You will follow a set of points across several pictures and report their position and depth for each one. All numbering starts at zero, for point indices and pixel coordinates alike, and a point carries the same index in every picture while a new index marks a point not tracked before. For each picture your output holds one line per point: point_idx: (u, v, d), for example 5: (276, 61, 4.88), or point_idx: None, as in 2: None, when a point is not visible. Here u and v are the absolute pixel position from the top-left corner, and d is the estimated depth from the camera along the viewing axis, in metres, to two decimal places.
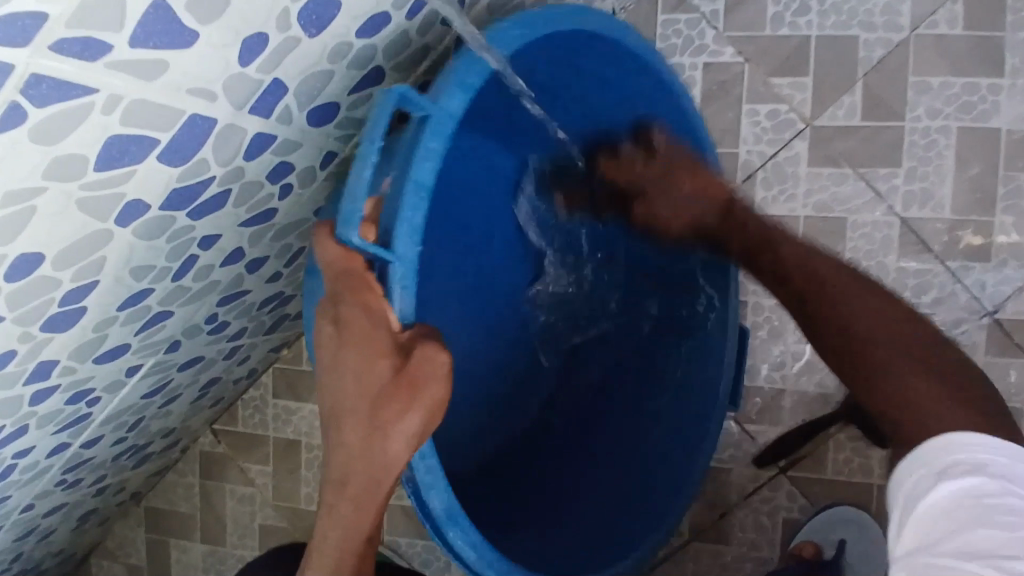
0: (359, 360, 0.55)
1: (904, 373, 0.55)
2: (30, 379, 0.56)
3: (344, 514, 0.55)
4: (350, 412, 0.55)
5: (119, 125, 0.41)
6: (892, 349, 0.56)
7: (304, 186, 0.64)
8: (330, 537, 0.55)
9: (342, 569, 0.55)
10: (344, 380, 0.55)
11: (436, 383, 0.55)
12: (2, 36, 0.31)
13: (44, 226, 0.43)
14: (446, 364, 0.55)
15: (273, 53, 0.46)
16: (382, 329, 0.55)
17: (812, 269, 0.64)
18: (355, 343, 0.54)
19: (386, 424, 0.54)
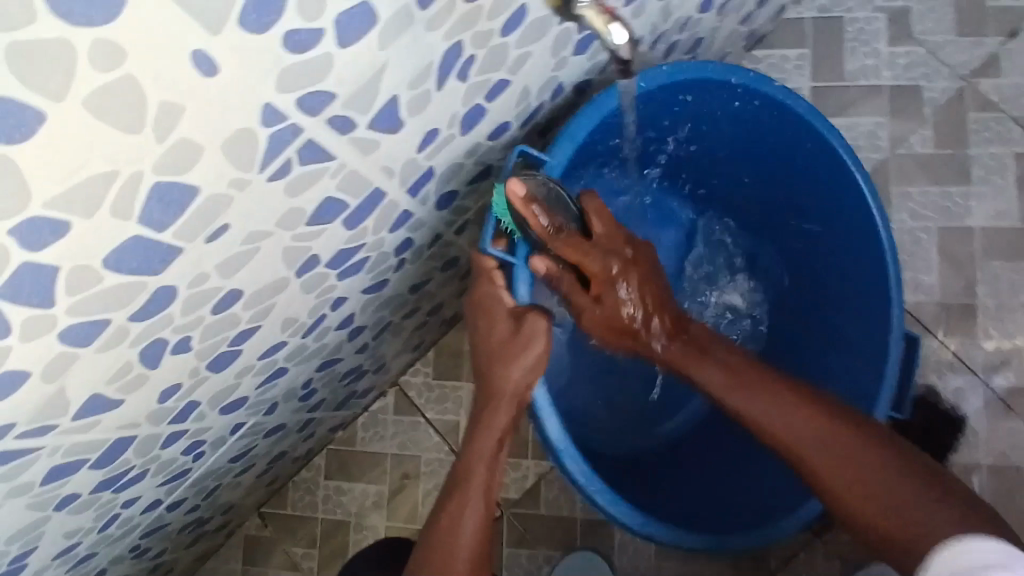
0: (484, 320, 0.72)
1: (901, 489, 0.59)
2: (173, 420, 0.61)
3: (481, 439, 0.70)
4: (482, 354, 0.72)
5: (334, 188, 0.51)
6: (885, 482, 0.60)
7: (413, 261, 0.73)
8: (479, 442, 0.70)
9: (480, 461, 0.69)
10: (477, 334, 0.73)
11: (539, 334, 0.70)
12: (306, 105, 0.42)
13: (254, 267, 0.51)
14: (546, 325, 0.70)
15: (439, 144, 0.58)
16: (499, 303, 0.71)
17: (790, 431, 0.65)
18: (482, 310, 0.72)
19: (505, 362, 0.70)
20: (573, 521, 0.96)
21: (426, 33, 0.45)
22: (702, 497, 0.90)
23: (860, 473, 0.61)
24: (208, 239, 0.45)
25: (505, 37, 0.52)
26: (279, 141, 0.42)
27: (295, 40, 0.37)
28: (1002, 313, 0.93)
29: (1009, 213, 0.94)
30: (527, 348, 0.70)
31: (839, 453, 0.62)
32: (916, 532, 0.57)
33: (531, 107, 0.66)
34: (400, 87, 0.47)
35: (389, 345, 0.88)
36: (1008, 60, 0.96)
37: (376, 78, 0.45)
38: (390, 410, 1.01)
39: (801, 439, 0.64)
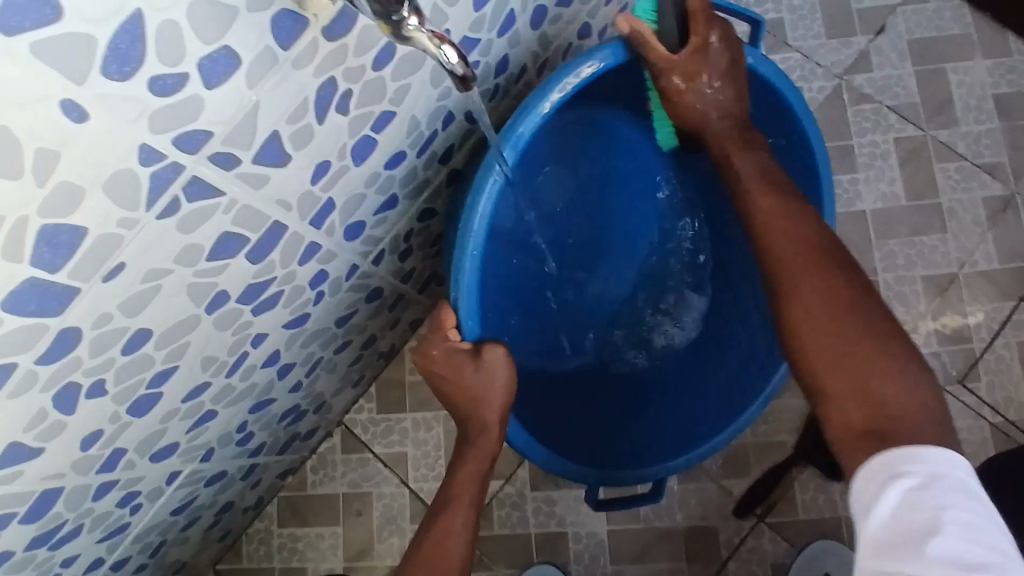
0: (458, 363, 0.73)
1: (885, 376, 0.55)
2: (101, 469, 0.62)
3: (467, 465, 0.74)
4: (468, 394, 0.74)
5: (229, 224, 0.54)
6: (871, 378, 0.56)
7: (332, 294, 0.76)
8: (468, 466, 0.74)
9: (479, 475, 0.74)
10: (456, 377, 0.73)
11: (504, 362, 0.72)
12: (183, 143, 0.45)
13: (160, 305, 0.54)
14: (503, 352, 0.73)
15: (332, 176, 0.61)
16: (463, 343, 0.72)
17: (806, 238, 0.66)
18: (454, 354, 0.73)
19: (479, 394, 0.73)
20: (528, 537, 0.97)
21: (294, 71, 0.49)
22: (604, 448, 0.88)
23: (849, 336, 0.58)
24: (105, 279, 0.47)
25: (378, 71, 0.57)
26: (161, 180, 0.46)
27: (162, 85, 0.41)
28: (902, 286, 0.99)
29: (895, 193, 1.02)
30: (489, 376, 0.73)
31: (857, 317, 0.59)
32: (896, 421, 0.53)
33: (424, 137, 0.71)
34: (278, 121, 0.51)
35: (325, 382, 0.90)
36: (877, 55, 1.05)
37: (252, 116, 0.48)
38: (337, 450, 1.02)
39: (802, 301, 0.62)
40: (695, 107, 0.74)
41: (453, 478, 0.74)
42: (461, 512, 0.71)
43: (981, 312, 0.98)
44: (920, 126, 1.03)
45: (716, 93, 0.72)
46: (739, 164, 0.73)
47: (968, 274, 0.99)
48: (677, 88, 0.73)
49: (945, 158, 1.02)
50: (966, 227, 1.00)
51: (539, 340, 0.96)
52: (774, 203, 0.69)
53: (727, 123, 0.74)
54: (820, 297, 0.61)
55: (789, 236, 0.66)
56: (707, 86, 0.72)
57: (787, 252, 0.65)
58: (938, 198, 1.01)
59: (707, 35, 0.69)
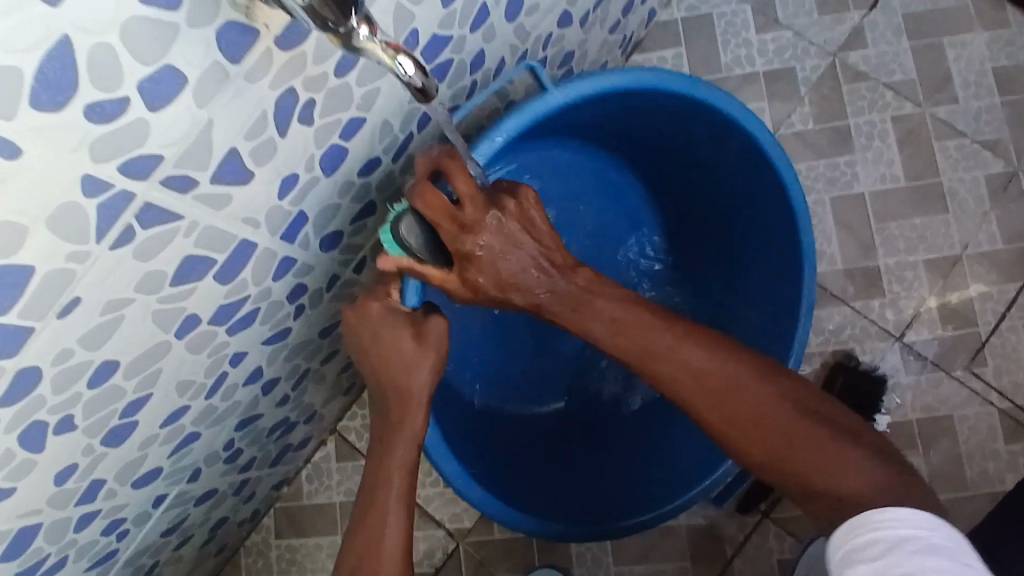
0: (390, 334, 0.72)
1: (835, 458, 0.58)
2: (80, 501, 0.61)
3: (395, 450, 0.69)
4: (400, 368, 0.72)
5: (192, 246, 0.51)
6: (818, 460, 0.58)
7: (313, 306, 0.74)
8: (399, 447, 0.69)
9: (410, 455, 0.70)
10: (390, 350, 0.72)
11: (441, 334, 0.72)
12: (131, 170, 0.43)
13: (125, 334, 0.52)
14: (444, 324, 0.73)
15: (301, 189, 0.59)
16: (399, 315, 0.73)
17: (694, 369, 0.64)
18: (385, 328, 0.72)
19: (413, 363, 0.71)
20: (529, 540, 0.96)
21: (248, 85, 0.46)
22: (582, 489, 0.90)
23: (758, 419, 0.61)
24: (60, 314, 0.45)
25: (342, 78, 0.54)
26: (111, 210, 0.43)
27: (101, 111, 0.39)
28: (904, 271, 0.96)
29: (895, 174, 0.98)
30: (425, 351, 0.72)
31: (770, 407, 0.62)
32: (848, 498, 0.56)
33: (398, 141, 0.68)
34: (236, 138, 0.48)
35: (313, 393, 0.88)
36: (872, 31, 1.01)
37: (206, 135, 0.46)
38: (332, 458, 1.01)
39: (702, 406, 0.64)
40: (504, 276, 0.68)
41: (380, 465, 0.69)
42: (392, 503, 0.66)
43: (986, 295, 0.95)
44: (919, 103, 0.99)
45: (518, 261, 0.68)
46: (562, 315, 0.70)
47: (972, 255, 0.96)
48: (508, 274, 0.68)
49: (945, 136, 0.99)
50: (968, 208, 0.97)
51: (538, 375, 0.98)
52: (607, 324, 0.69)
53: (585, 269, 0.71)
54: (736, 409, 0.63)
55: (668, 363, 0.65)
56: (475, 240, 0.66)
57: (681, 377, 0.65)
58: (939, 178, 0.98)
59: (504, 201, 0.67)
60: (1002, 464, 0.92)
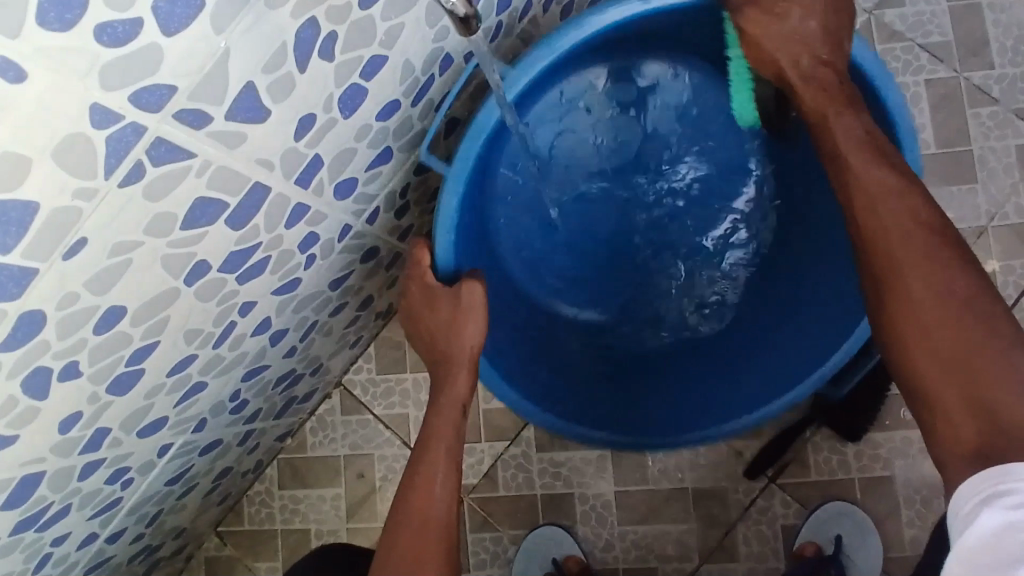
0: (430, 306, 0.73)
1: (1014, 379, 0.52)
2: (85, 449, 0.59)
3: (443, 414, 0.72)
4: (442, 338, 0.73)
5: (204, 188, 0.48)
6: (1003, 379, 0.52)
7: (324, 257, 0.71)
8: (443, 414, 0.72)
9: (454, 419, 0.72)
10: (431, 320, 0.73)
11: (479, 302, 0.72)
12: (143, 101, 0.40)
13: (132, 280, 0.49)
14: (481, 288, 0.72)
15: (318, 131, 0.55)
16: (437, 285, 0.73)
17: (880, 228, 0.61)
18: (426, 299, 0.74)
19: (452, 331, 0.73)
20: (534, 498, 0.95)
21: (268, 12, 0.42)
22: (629, 415, 0.88)
23: (943, 317, 0.56)
24: (65, 257, 0.42)
25: (366, 10, 0.50)
26: (120, 143, 0.40)
27: (112, 33, 0.35)
28: None
29: (924, 141, 0.95)
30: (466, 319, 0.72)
31: (965, 304, 0.55)
32: (1002, 435, 0.51)
33: (419, 84, 0.64)
34: (253, 71, 0.45)
35: (320, 345, 0.86)
36: None
37: (223, 65, 0.42)
38: (336, 411, 1.00)
39: (912, 278, 0.58)
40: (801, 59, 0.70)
41: (429, 427, 0.72)
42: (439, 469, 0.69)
43: (1009, 269, 0.93)
44: (954, 67, 0.96)
45: (786, 45, 0.70)
46: (843, 144, 0.66)
47: (998, 227, 0.94)
48: (828, 97, 0.68)
49: (979, 103, 0.95)
50: (997, 178, 0.94)
51: (595, 293, 0.96)
52: (883, 176, 0.63)
53: (847, 119, 0.67)
54: (926, 281, 0.57)
55: (896, 223, 0.60)
56: (778, 28, 0.70)
57: (883, 227, 0.61)
58: (970, 146, 0.95)
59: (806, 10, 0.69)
60: None
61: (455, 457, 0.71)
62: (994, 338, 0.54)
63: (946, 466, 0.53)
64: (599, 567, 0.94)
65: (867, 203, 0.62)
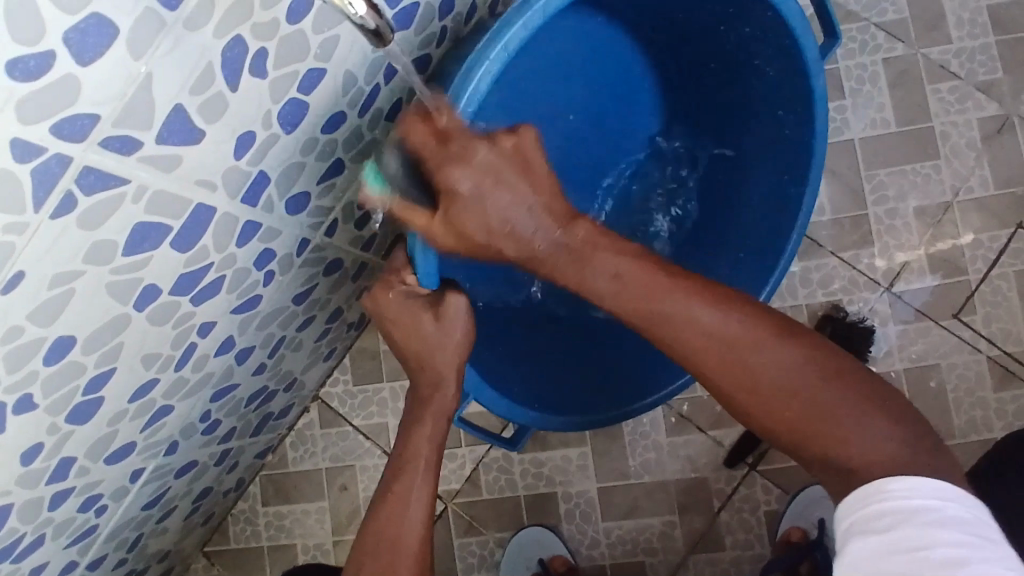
0: (410, 323, 0.70)
1: (857, 418, 0.54)
2: (51, 480, 0.59)
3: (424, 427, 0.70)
4: (426, 353, 0.70)
5: (142, 213, 0.48)
6: (848, 427, 0.54)
7: (284, 273, 0.71)
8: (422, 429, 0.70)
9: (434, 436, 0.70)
10: (412, 337, 0.70)
11: (463, 312, 0.69)
12: (65, 131, 0.39)
13: (78, 310, 0.49)
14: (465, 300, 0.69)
15: (259, 148, 0.55)
16: (416, 301, 0.69)
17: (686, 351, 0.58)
18: (403, 318, 0.70)
19: (434, 345, 0.70)
20: (518, 499, 0.96)
21: (189, 34, 0.42)
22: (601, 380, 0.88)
23: (781, 395, 0.56)
24: (2, 291, 0.42)
25: (296, 25, 0.50)
26: (46, 175, 0.40)
27: (24, 67, 0.35)
28: (893, 219, 0.95)
29: (885, 119, 0.96)
30: (450, 332, 0.69)
31: (790, 384, 0.56)
32: (862, 470, 0.52)
33: (364, 94, 0.64)
34: (181, 94, 0.45)
35: (291, 360, 0.85)
36: None
37: (147, 90, 0.42)
38: (316, 424, 0.99)
39: (722, 383, 0.58)
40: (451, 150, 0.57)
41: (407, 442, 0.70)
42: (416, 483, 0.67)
43: (977, 242, 0.94)
44: (910, 44, 0.96)
45: (505, 196, 0.58)
46: (617, 307, 0.60)
47: (963, 202, 0.94)
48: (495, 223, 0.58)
49: (938, 78, 0.95)
50: (959, 153, 0.95)
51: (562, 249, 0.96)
52: (672, 293, 0.59)
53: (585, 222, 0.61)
54: (751, 377, 0.57)
55: (689, 342, 0.58)
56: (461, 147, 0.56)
57: (693, 345, 0.58)
58: (931, 122, 0.95)
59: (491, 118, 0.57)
60: (991, 413, 0.92)
61: (434, 469, 0.69)
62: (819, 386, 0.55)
63: (832, 488, 0.54)
64: (587, 565, 0.94)
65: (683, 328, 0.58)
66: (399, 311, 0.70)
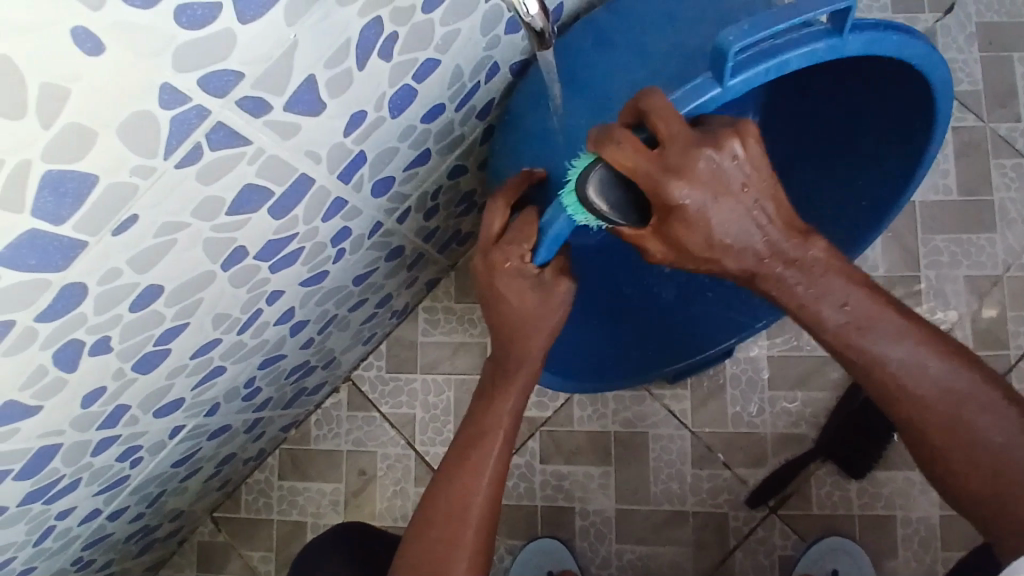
0: (512, 292, 0.64)
1: None
2: (102, 425, 0.59)
3: (505, 401, 0.70)
4: (517, 326, 0.66)
5: (253, 175, 0.49)
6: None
7: (354, 252, 0.71)
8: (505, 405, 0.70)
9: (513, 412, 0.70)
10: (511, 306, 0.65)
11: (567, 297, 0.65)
12: (210, 85, 0.40)
13: (173, 261, 0.49)
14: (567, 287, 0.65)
15: (367, 128, 0.56)
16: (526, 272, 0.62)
17: (900, 410, 0.58)
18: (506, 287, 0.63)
19: (535, 320, 0.65)
20: (534, 509, 0.95)
21: (339, 8, 0.43)
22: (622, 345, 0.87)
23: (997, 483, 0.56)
24: (113, 233, 0.43)
25: (427, 14, 0.51)
26: (183, 124, 0.40)
27: (191, 16, 0.36)
28: (943, 285, 0.95)
29: (948, 187, 0.96)
30: (550, 313, 0.65)
31: (996, 471, 0.55)
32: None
33: (465, 89, 0.65)
34: (315, 65, 0.45)
35: (336, 339, 0.86)
36: (945, 36, 0.98)
37: (289, 56, 0.43)
38: (343, 406, 0.99)
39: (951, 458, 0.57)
40: (716, 240, 0.54)
41: (485, 413, 0.70)
42: (494, 453, 0.68)
43: (1022, 319, 0.94)
44: (982, 116, 0.97)
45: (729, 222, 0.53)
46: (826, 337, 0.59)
47: (1014, 278, 0.95)
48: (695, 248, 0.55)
49: (1003, 152, 0.96)
50: (1017, 230, 0.95)
51: None
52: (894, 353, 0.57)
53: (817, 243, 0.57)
54: (958, 445, 0.56)
55: (914, 404, 0.57)
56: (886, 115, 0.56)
57: (912, 411, 0.58)
58: (993, 196, 0.96)
59: (726, 142, 0.51)
60: None
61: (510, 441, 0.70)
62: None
63: None
64: None
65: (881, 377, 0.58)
66: (506, 287, 0.63)
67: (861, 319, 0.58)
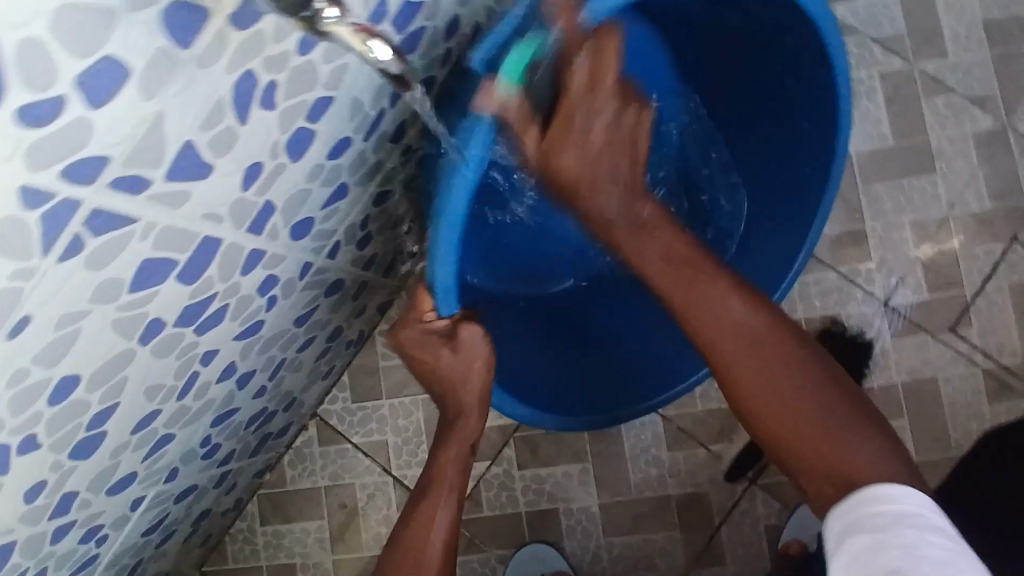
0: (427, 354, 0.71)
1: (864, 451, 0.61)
2: (53, 515, 0.57)
3: (449, 447, 0.72)
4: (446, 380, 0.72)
5: (150, 249, 0.47)
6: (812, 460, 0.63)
7: (287, 296, 0.70)
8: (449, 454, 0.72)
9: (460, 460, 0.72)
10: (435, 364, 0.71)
11: (479, 341, 0.70)
12: (76, 176, 0.38)
13: (84, 349, 0.48)
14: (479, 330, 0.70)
15: (267, 177, 0.54)
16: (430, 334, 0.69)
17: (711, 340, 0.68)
18: (419, 348, 0.71)
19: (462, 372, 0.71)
20: (519, 515, 0.95)
21: (202, 71, 0.42)
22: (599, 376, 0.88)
23: (807, 397, 0.64)
24: (8, 335, 0.41)
25: (306, 56, 0.49)
26: (56, 220, 0.39)
27: (36, 114, 0.34)
28: (890, 233, 0.96)
29: (882, 135, 0.96)
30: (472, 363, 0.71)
31: (796, 398, 0.65)
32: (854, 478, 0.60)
33: (370, 118, 0.63)
34: (191, 130, 0.44)
35: (291, 381, 0.84)
36: None
37: (158, 128, 0.41)
38: (315, 442, 0.99)
39: (743, 375, 0.66)
40: (586, 158, 0.63)
41: (433, 465, 0.72)
42: (443, 503, 0.69)
43: (970, 256, 0.95)
44: (908, 59, 0.96)
45: (608, 196, 0.66)
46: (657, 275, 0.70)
47: (958, 216, 0.95)
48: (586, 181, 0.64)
49: (932, 93, 0.96)
50: (955, 167, 0.96)
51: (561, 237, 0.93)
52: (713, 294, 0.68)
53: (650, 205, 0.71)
54: (774, 372, 0.65)
55: (718, 332, 0.67)
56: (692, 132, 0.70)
57: (726, 343, 0.67)
58: (927, 137, 0.96)
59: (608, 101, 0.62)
60: (985, 424, 0.93)
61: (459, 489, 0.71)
62: (819, 423, 0.63)
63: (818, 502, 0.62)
64: None
65: (702, 326, 0.68)
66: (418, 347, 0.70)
67: (670, 260, 0.70)
